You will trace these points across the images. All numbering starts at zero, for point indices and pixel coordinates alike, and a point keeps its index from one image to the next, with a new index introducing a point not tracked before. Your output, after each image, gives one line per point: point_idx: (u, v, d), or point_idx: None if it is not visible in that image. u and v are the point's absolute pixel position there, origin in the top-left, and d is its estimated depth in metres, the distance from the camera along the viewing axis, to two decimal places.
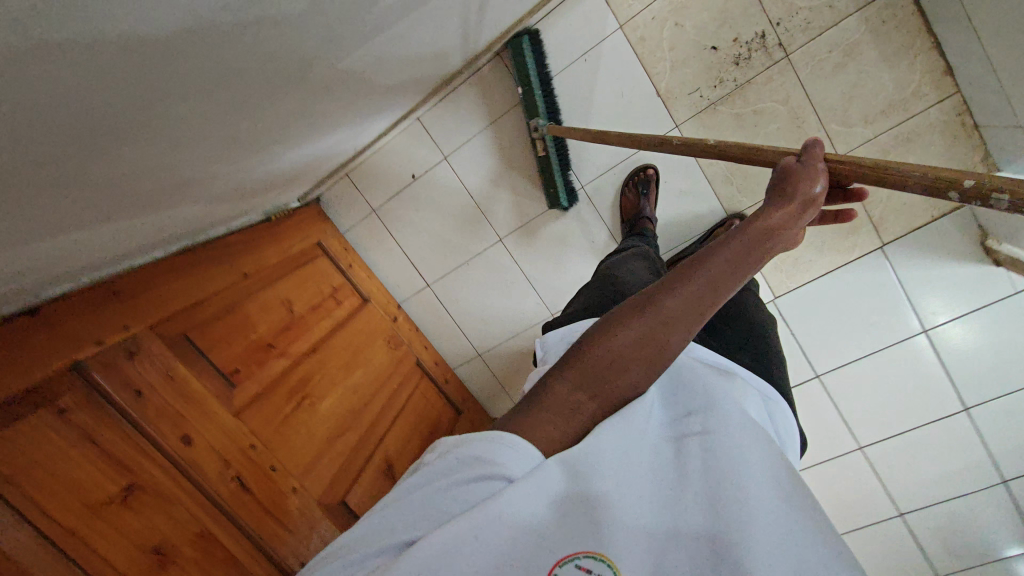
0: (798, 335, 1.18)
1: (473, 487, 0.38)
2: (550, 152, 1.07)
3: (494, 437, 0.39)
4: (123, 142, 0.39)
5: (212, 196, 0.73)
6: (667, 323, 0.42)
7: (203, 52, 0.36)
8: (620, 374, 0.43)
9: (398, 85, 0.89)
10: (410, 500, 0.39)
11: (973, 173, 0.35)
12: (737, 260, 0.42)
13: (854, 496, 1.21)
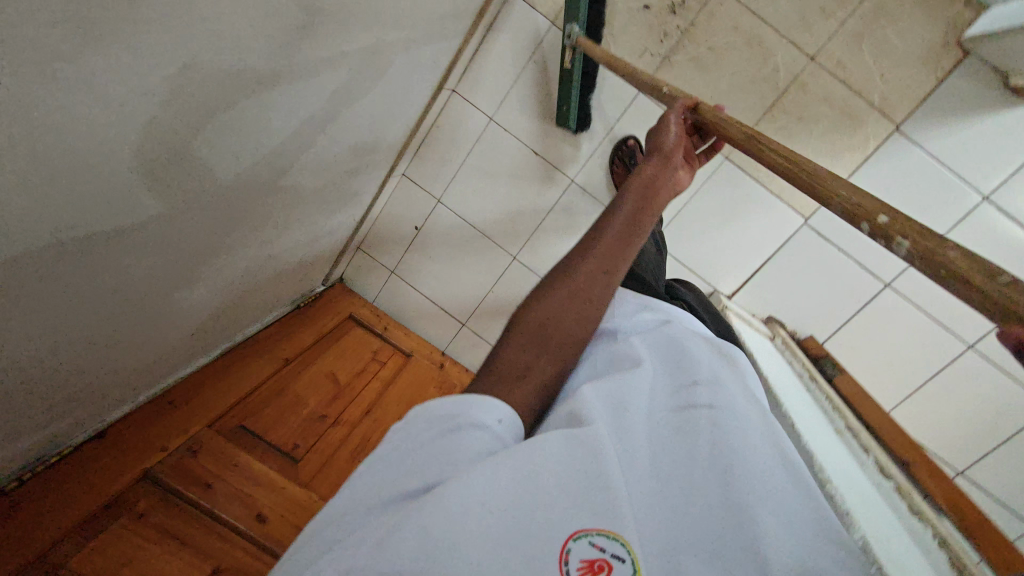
0: (848, 250, 1.09)
1: (459, 446, 0.37)
2: (575, 66, 0.99)
3: (463, 398, 0.40)
4: (92, 247, 0.44)
5: (228, 294, 0.80)
6: (584, 299, 0.49)
7: (130, 142, 0.41)
8: (554, 334, 0.47)
9: (370, 146, 0.95)
10: (400, 464, 0.37)
11: (885, 210, 0.39)
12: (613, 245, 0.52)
13: (982, 401, 1.06)
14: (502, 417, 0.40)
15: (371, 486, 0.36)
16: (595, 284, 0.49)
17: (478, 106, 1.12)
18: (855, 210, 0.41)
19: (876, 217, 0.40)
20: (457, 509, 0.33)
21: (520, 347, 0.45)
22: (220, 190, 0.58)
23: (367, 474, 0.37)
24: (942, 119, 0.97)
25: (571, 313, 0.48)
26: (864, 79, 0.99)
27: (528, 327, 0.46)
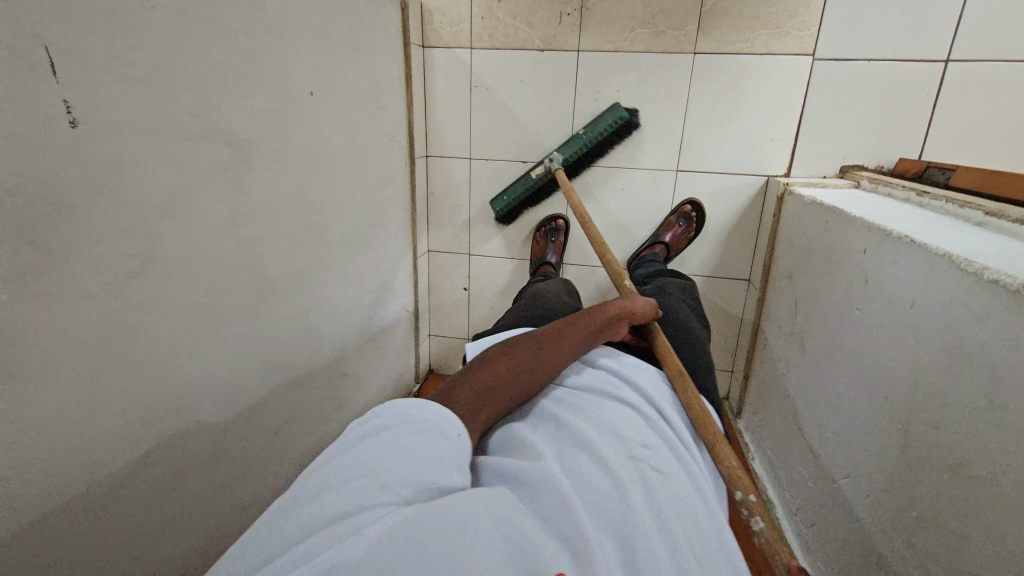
0: (882, 54, 0.94)
1: (434, 453, 0.38)
2: (540, 179, 1.10)
3: (435, 409, 0.42)
4: (158, 437, 0.50)
5: (327, 427, 0.85)
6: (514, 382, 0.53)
7: (129, 337, 0.46)
8: (484, 404, 0.50)
9: (382, 239, 1.00)
10: (372, 460, 0.36)
11: (749, 494, 0.50)
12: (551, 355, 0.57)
13: None
14: (461, 432, 0.43)
15: (350, 481, 0.34)
16: (562, 363, 0.59)
17: (455, 154, 1.16)
18: (734, 480, 0.52)
19: (748, 493, 0.50)
20: (470, 509, 0.33)
21: (474, 390, 0.50)
22: (250, 333, 0.63)
23: (338, 472, 0.35)
24: None
25: (532, 375, 0.55)
26: None
27: (491, 372, 0.52)
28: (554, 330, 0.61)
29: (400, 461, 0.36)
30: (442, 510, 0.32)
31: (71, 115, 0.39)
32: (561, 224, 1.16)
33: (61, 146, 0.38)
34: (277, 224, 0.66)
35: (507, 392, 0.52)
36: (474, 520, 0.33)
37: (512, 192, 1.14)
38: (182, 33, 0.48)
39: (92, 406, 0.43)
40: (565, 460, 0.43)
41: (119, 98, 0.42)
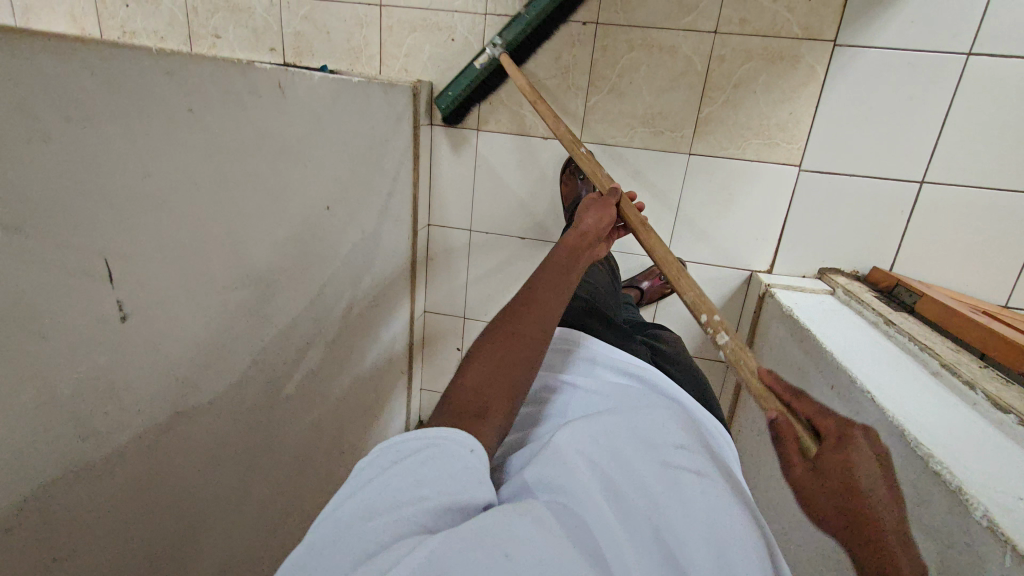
0: (861, 171, 1.01)
1: (449, 478, 0.41)
2: (484, 70, 1.02)
3: (450, 431, 0.44)
4: (182, 565, 0.55)
5: (321, 500, 0.89)
6: (503, 364, 0.50)
7: (161, 489, 0.50)
8: (485, 400, 0.47)
9: (382, 313, 1.04)
10: (391, 495, 0.39)
11: (722, 329, 0.58)
12: (527, 321, 0.54)
13: None
14: (475, 446, 0.44)
15: (365, 522, 0.38)
16: (546, 318, 0.56)
17: (457, 225, 1.21)
18: (698, 306, 0.62)
19: (712, 316, 0.60)
20: (475, 538, 0.36)
21: (473, 386, 0.48)
22: (262, 442, 0.67)
23: (352, 513, 0.39)
24: (876, 13, 0.92)
25: (530, 343, 0.53)
26: (771, 21, 0.95)
27: (484, 360, 0.50)
28: (526, 286, 0.59)
29: (415, 494, 0.39)
30: (470, 538, 0.36)
31: (123, 311, 0.43)
32: None
33: (113, 343, 0.42)
34: (289, 338, 0.70)
35: (514, 374, 0.50)
36: (505, 543, 0.36)
37: (455, 89, 1.05)
38: (217, 198, 0.52)
39: (131, 558, 0.48)
40: (596, 468, 0.47)
41: (161, 280, 0.46)
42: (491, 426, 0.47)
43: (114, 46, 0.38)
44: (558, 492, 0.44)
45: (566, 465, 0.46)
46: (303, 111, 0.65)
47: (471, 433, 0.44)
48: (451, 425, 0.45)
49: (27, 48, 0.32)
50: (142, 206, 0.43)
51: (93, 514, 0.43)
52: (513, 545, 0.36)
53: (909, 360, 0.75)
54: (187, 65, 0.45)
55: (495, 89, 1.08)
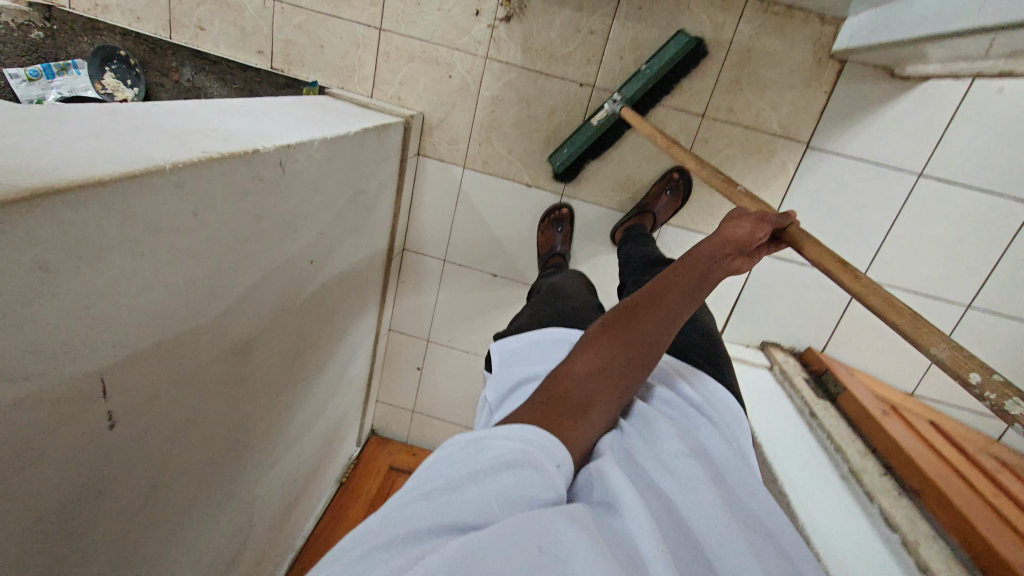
0: (812, 262, 1.10)
1: (510, 484, 0.38)
2: (603, 124, 1.00)
3: (534, 431, 0.43)
4: None
5: (269, 524, 0.92)
6: (609, 367, 0.51)
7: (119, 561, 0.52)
8: (587, 400, 0.49)
9: (347, 341, 1.06)
10: (445, 497, 0.37)
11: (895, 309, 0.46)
12: (641, 321, 0.54)
13: (1005, 351, 1.06)
14: (561, 462, 0.43)
15: (417, 516, 0.36)
16: (664, 321, 0.55)
17: (432, 253, 1.22)
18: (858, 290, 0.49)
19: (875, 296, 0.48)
20: (516, 534, 0.34)
21: (580, 378, 0.50)
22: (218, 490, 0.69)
23: (406, 507, 0.37)
24: (847, 125, 0.99)
25: (647, 349, 0.53)
26: (756, 115, 1.01)
27: (597, 354, 0.52)
28: (654, 291, 0.56)
29: (473, 491, 0.37)
30: (512, 529, 0.34)
31: (112, 420, 0.44)
32: (565, 213, 1.12)
33: (97, 447, 0.44)
34: (256, 389, 0.71)
35: (621, 370, 0.52)
36: (543, 536, 0.34)
37: (573, 146, 1.03)
38: (208, 285, 0.52)
39: None
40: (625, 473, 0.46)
41: (147, 378, 0.47)
42: (589, 423, 0.48)
43: (133, 177, 0.39)
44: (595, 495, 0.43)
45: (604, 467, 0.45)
46: (299, 179, 0.65)
47: (564, 446, 0.44)
48: (537, 429, 0.44)
49: (52, 208, 0.33)
50: (137, 320, 0.44)
51: None
52: (553, 540, 0.34)
53: (824, 458, 0.85)
54: (198, 173, 0.46)
55: (609, 142, 1.06)
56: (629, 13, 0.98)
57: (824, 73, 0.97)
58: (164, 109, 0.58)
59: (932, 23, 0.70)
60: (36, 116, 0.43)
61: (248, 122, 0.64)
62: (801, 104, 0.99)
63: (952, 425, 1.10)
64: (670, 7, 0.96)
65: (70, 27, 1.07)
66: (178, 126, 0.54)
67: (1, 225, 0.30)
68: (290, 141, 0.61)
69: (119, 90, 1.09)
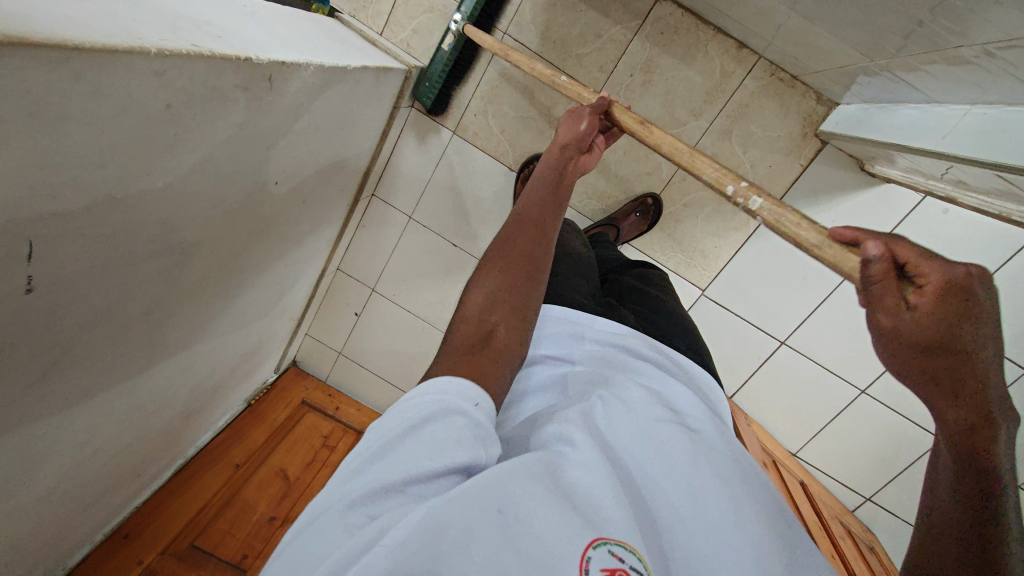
0: (745, 314, 1.18)
1: (441, 438, 0.40)
2: (453, 49, 1.00)
3: (448, 380, 0.44)
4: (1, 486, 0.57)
5: (164, 426, 0.90)
6: (501, 294, 0.54)
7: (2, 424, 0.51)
8: (493, 327, 0.51)
9: (289, 268, 1.05)
10: (388, 462, 0.40)
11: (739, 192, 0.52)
12: (519, 250, 0.58)
13: (881, 436, 1.18)
14: (479, 399, 0.44)
15: (364, 488, 0.39)
16: (539, 242, 0.60)
17: (399, 206, 1.22)
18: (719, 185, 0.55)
19: (739, 184, 0.53)
20: (463, 505, 0.37)
21: (480, 312, 0.52)
22: (120, 381, 0.68)
23: (355, 482, 0.40)
24: (810, 201, 1.05)
25: (534, 269, 0.58)
26: (735, 167, 1.06)
27: (491, 291, 0.54)
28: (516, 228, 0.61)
29: (416, 451, 0.40)
30: (467, 496, 0.37)
31: (31, 286, 0.44)
32: (537, 166, 1.09)
33: (8, 310, 0.43)
34: (184, 292, 0.70)
35: (515, 293, 0.55)
36: (500, 499, 0.38)
37: (433, 80, 1.04)
38: (163, 179, 0.51)
39: None
40: (590, 433, 0.49)
41: (74, 253, 0.46)
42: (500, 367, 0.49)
43: (110, 53, 0.38)
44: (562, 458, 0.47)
45: (569, 431, 0.48)
46: (284, 97, 0.64)
47: (477, 386, 0.45)
48: (454, 377, 0.45)
49: (16, 61, 0.32)
50: (81, 194, 0.43)
51: None
52: (511, 501, 0.38)
53: None
54: (180, 65, 0.45)
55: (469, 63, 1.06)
56: (649, 33, 1.00)
57: (806, 147, 1.03)
58: None
59: (903, 134, 0.76)
60: None
61: (246, 25, 0.62)
62: (777, 169, 1.05)
63: (819, 489, 1.21)
64: (688, 41, 0.99)
65: None
66: (174, 9, 0.52)
67: None
68: (285, 58, 0.60)
69: None
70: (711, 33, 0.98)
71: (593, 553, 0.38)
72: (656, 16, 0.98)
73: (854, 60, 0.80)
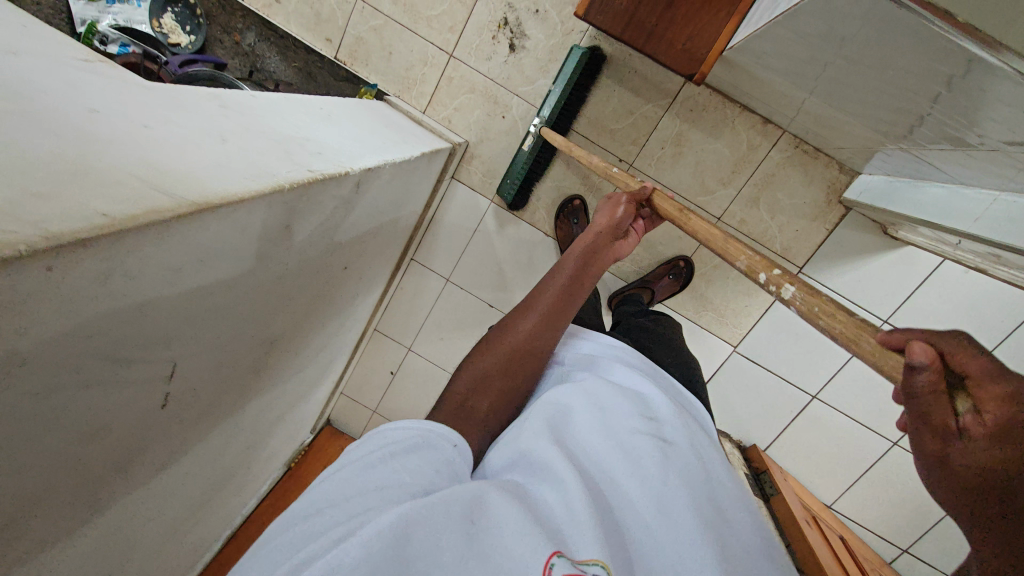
0: (777, 370, 1.21)
1: (423, 467, 0.45)
2: (534, 148, 1.06)
3: (425, 422, 0.50)
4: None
5: (223, 499, 0.92)
6: (485, 377, 0.60)
7: (112, 525, 0.53)
8: (473, 407, 0.58)
9: (337, 336, 1.08)
10: (370, 477, 0.44)
11: (768, 267, 0.52)
12: (514, 335, 0.65)
13: (916, 489, 1.20)
14: (457, 442, 0.50)
15: (345, 498, 0.42)
16: (540, 327, 0.65)
17: (436, 269, 1.26)
18: (753, 269, 0.54)
19: (772, 272, 0.51)
20: (435, 507, 0.39)
21: (462, 393, 0.59)
22: (198, 465, 0.70)
23: (335, 491, 0.43)
24: (835, 262, 1.11)
25: (521, 353, 0.63)
26: (763, 231, 1.12)
27: (473, 374, 0.61)
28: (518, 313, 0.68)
29: (398, 471, 0.44)
30: (441, 501, 0.40)
31: (165, 399, 0.47)
32: (578, 206, 1.13)
33: (144, 422, 0.46)
34: (259, 376, 0.73)
35: (506, 378, 0.61)
36: (471, 509, 0.40)
37: (514, 177, 1.10)
38: (268, 283, 0.55)
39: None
40: (563, 449, 0.50)
41: (197, 364, 0.50)
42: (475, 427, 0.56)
43: (256, 196, 0.42)
44: (535, 473, 0.48)
45: (543, 448, 0.49)
46: (363, 195, 0.69)
47: (454, 428, 0.51)
48: (436, 426, 0.51)
49: (202, 221, 0.36)
50: (216, 312, 0.47)
51: (64, 556, 0.47)
52: (479, 515, 0.40)
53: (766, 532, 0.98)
54: (300, 192, 0.50)
55: (550, 157, 1.11)
56: (679, 110, 1.07)
57: (829, 213, 1.08)
58: (263, 105, 0.61)
59: (930, 212, 0.81)
60: (170, 105, 0.46)
61: (331, 132, 0.68)
62: (803, 233, 1.11)
63: (858, 544, 1.22)
64: (715, 117, 1.06)
65: None
66: (282, 130, 0.57)
67: (173, 234, 0.34)
68: (370, 164, 0.65)
69: (175, 32, 1.09)
70: (737, 110, 1.05)
71: (557, 561, 0.38)
72: (686, 95, 1.05)
73: (877, 144, 0.86)
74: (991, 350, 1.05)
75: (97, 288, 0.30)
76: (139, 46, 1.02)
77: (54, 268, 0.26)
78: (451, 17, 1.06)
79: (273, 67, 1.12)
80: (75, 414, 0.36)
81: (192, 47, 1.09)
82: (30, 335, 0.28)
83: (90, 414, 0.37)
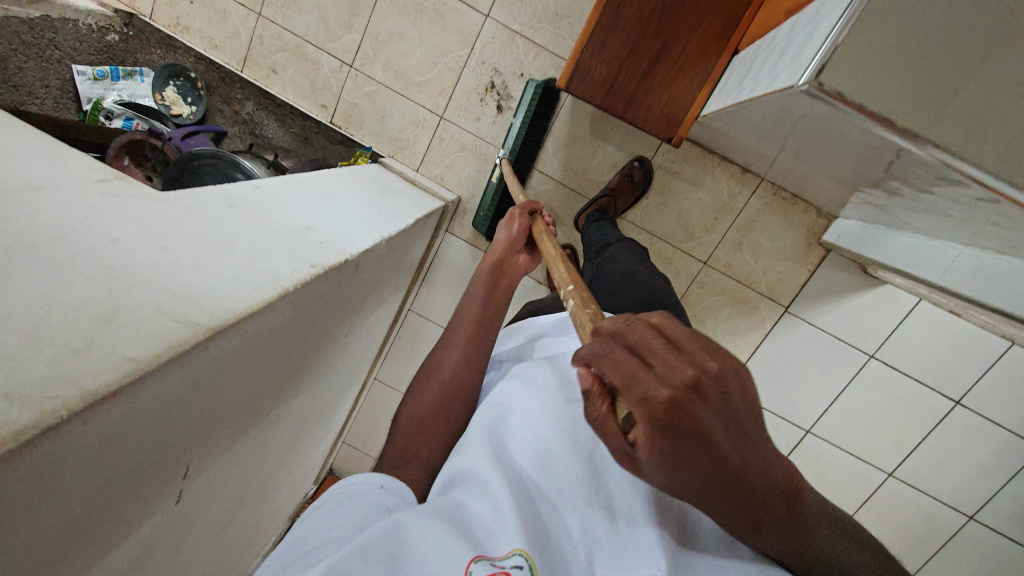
0: (770, 406, 1.24)
1: (352, 517, 0.50)
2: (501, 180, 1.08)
3: (349, 478, 0.56)
4: None
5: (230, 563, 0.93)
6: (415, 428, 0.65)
7: None
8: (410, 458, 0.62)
9: (340, 392, 1.11)
10: (307, 540, 0.49)
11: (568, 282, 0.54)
12: (432, 379, 0.69)
13: (915, 519, 1.21)
14: (383, 482, 0.56)
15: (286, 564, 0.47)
16: (458, 362, 0.71)
17: (433, 318, 1.29)
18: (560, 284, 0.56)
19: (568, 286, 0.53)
20: (350, 553, 0.42)
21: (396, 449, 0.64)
22: (205, 539, 0.72)
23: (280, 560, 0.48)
24: (819, 302, 1.14)
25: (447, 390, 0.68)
26: (748, 274, 1.16)
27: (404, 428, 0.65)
28: (435, 357, 0.73)
29: (329, 529, 0.49)
30: (357, 548, 0.42)
31: (178, 495, 0.50)
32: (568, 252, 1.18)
33: (159, 518, 0.49)
34: (264, 447, 0.75)
35: (438, 419, 0.65)
36: (395, 547, 0.42)
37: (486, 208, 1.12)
38: (275, 370, 0.59)
39: None
40: (493, 450, 0.52)
41: (209, 457, 0.53)
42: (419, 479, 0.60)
43: (263, 306, 0.45)
44: (470, 481, 0.50)
45: (474, 457, 0.51)
46: (361, 271, 0.72)
47: (379, 472, 0.56)
48: (361, 476, 0.57)
49: (214, 341, 0.40)
50: (226, 408, 0.50)
51: None
52: (401, 546, 0.42)
53: None
54: (303, 289, 0.53)
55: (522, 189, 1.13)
56: (661, 162, 1.11)
57: (811, 254, 1.13)
58: (268, 195, 0.65)
59: (905, 261, 0.85)
60: (181, 215, 0.50)
61: (329, 215, 0.71)
62: (787, 274, 1.15)
63: None
64: (696, 167, 1.11)
65: (146, 37, 1.13)
66: (284, 223, 0.61)
67: (189, 360, 0.37)
68: (364, 245, 0.69)
69: (178, 103, 1.13)
70: (716, 161, 1.10)
71: (474, 569, 0.40)
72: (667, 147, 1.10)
73: (848, 196, 0.91)
74: (973, 381, 1.09)
75: (124, 424, 0.34)
76: (143, 120, 1.09)
77: (88, 421, 0.30)
78: (440, 82, 1.11)
79: (270, 133, 1.18)
80: (101, 528, 0.39)
81: (193, 117, 1.14)
82: (69, 479, 0.31)
83: (115, 523, 0.40)
